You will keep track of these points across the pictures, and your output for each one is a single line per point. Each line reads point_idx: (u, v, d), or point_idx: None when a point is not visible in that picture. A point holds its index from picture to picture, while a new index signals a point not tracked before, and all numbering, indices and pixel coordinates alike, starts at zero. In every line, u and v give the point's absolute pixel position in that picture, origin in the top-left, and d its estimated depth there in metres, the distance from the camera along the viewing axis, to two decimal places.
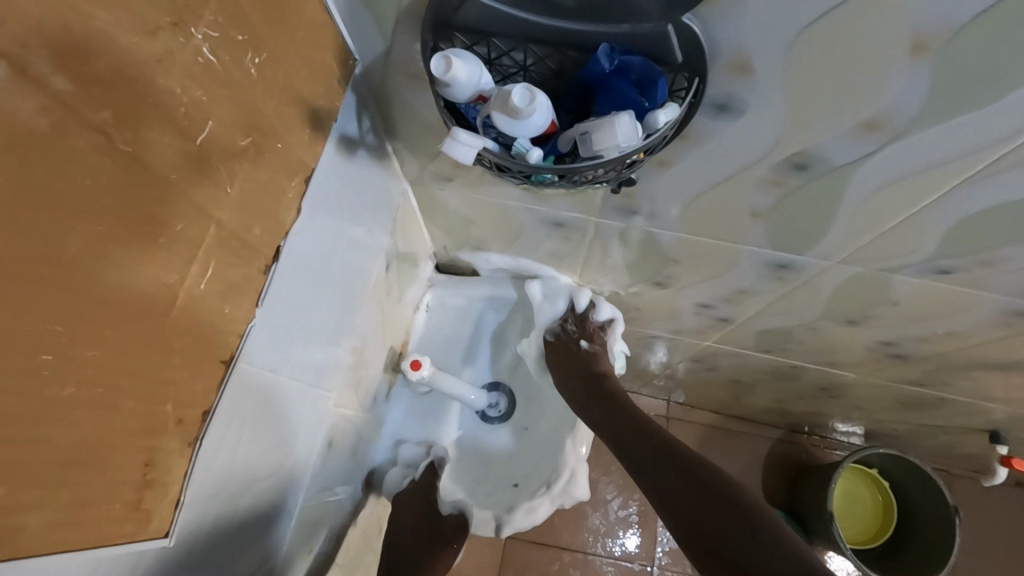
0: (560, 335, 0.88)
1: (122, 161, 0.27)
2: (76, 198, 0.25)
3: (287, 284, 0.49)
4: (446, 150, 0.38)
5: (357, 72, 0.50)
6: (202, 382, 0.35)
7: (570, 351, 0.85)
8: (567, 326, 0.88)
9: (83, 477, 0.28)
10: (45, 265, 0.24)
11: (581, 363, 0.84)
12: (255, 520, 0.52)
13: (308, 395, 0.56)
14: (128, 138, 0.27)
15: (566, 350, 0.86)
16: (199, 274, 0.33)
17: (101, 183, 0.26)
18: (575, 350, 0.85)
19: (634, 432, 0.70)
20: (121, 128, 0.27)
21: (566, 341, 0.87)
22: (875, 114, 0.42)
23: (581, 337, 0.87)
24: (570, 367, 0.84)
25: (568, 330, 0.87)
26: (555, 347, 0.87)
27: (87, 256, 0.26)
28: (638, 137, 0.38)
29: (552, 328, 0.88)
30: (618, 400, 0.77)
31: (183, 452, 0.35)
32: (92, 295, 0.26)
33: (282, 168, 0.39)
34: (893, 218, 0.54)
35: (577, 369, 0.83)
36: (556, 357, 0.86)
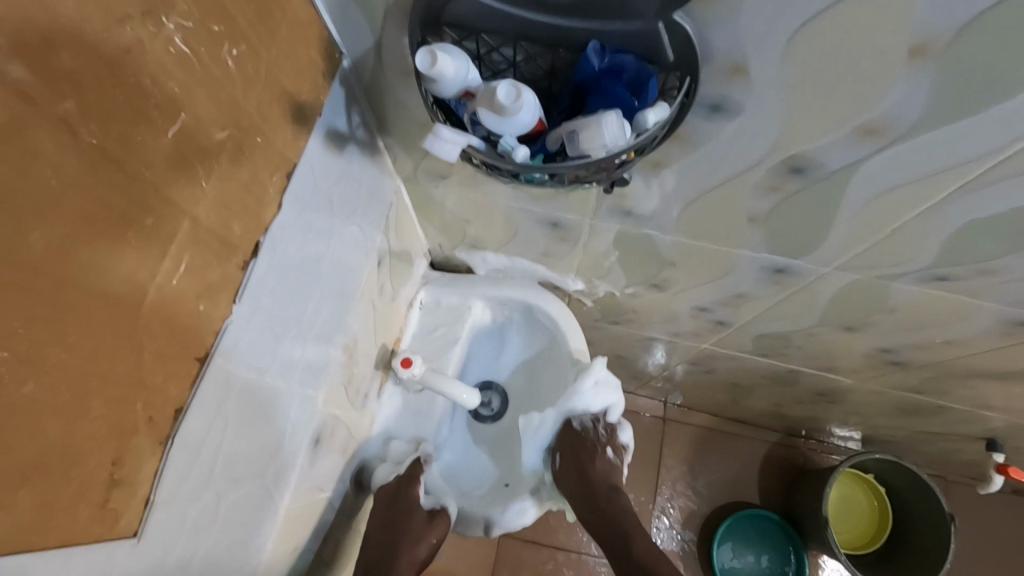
0: (588, 428, 0.88)
1: (88, 157, 0.26)
2: (38, 194, 0.24)
3: (276, 282, 0.48)
4: (430, 146, 0.37)
5: (345, 65, 0.50)
6: (175, 381, 0.34)
7: (597, 454, 0.87)
8: (596, 429, 0.89)
9: (46, 479, 0.27)
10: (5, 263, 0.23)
11: (601, 474, 0.86)
12: (248, 521, 0.51)
13: (296, 393, 0.55)
14: (94, 131, 0.26)
15: (592, 450, 0.87)
16: (172, 271, 0.32)
17: (65, 177, 0.25)
18: (602, 456, 0.87)
19: (638, 549, 0.83)
20: (86, 121, 0.26)
21: (594, 440, 0.88)
22: (874, 120, 0.41)
23: (608, 443, 0.89)
24: (589, 472, 0.85)
25: (597, 434, 0.88)
26: (581, 436, 0.87)
27: (49, 252, 0.25)
28: (626, 137, 0.37)
29: (581, 417, 0.88)
30: (619, 516, 0.86)
31: (154, 451, 0.34)
32: (56, 292, 0.25)
33: (264, 163, 0.38)
34: (891, 224, 0.53)
35: (596, 472, 0.86)
36: (579, 446, 0.86)
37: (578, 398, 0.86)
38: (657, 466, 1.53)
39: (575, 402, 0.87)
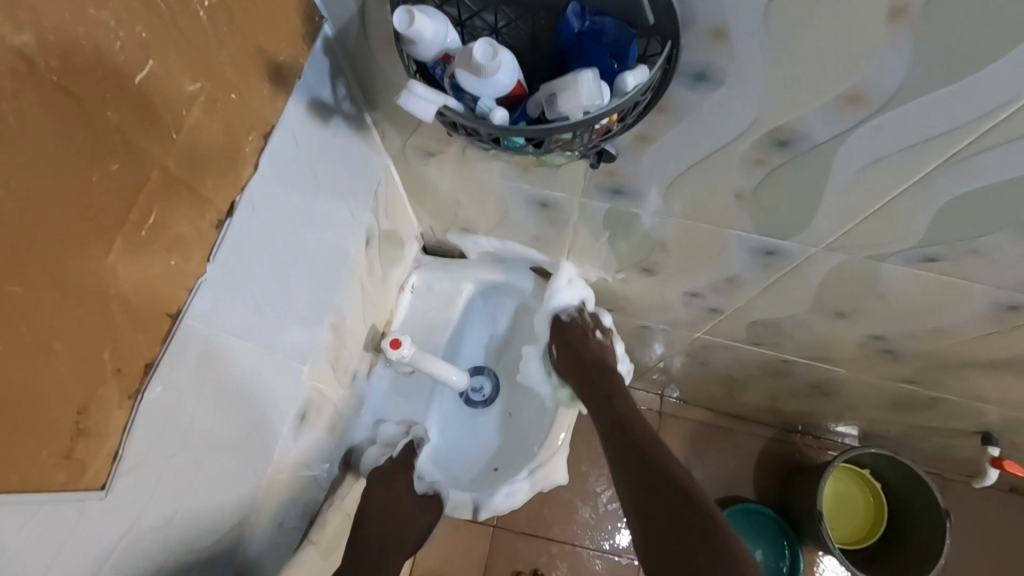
0: (575, 320, 0.89)
1: (47, 92, 0.26)
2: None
3: (256, 250, 0.48)
4: (406, 106, 0.37)
5: (328, 33, 0.49)
6: (145, 335, 0.34)
7: (586, 335, 0.87)
8: (581, 318, 0.89)
9: (6, 418, 0.27)
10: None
11: (592, 352, 0.86)
12: (231, 482, 0.52)
13: (278, 364, 0.55)
14: (53, 67, 0.26)
15: (579, 331, 0.87)
16: (140, 220, 0.32)
17: (23, 109, 0.25)
18: (592, 338, 0.87)
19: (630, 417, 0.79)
20: (45, 56, 0.26)
21: (582, 325, 0.88)
22: (855, 86, 0.41)
23: (596, 327, 0.89)
24: (579, 351, 0.86)
25: (583, 320, 0.89)
26: (569, 328, 0.88)
27: (8, 187, 0.25)
28: (604, 98, 0.37)
29: (564, 309, 0.90)
30: (613, 392, 0.82)
31: (122, 404, 0.34)
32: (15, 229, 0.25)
33: (238, 122, 0.38)
34: (877, 200, 0.52)
35: (591, 354, 0.85)
36: (569, 336, 0.87)
37: (553, 294, 0.89)
38: None
39: (553, 301, 0.89)
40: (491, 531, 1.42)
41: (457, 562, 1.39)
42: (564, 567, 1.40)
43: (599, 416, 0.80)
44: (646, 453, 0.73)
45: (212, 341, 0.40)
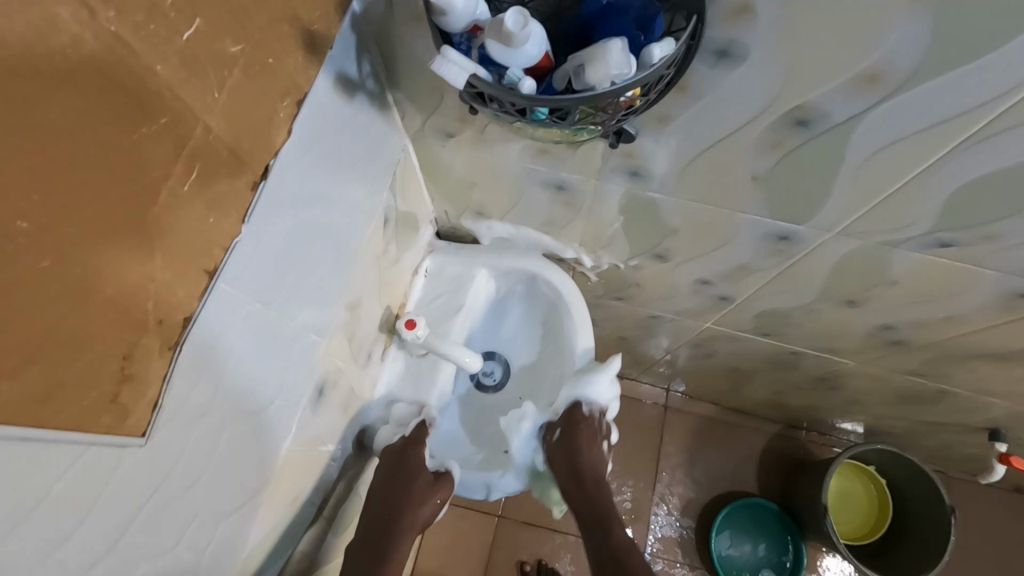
0: (589, 420, 0.86)
1: (104, 41, 0.26)
2: (56, 69, 0.24)
3: (277, 223, 0.49)
4: (438, 70, 0.37)
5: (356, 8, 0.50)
6: (185, 288, 0.33)
7: (591, 428, 0.86)
8: (595, 420, 0.87)
9: (56, 357, 0.26)
10: (13, 129, 0.23)
11: (591, 464, 0.85)
12: (250, 452, 0.52)
13: (298, 337, 0.57)
14: (113, 18, 0.26)
15: (585, 429, 0.85)
16: (184, 174, 0.31)
17: (84, 56, 0.25)
18: (593, 430, 0.86)
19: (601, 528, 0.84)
20: (105, 6, 0.25)
21: (594, 426, 0.86)
22: (876, 65, 0.42)
23: (603, 435, 0.87)
24: (580, 455, 0.84)
25: (596, 416, 0.87)
26: (576, 424, 0.85)
27: (63, 132, 0.25)
28: (630, 68, 0.37)
29: (591, 404, 0.87)
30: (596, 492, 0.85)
31: (163, 355, 0.33)
32: (71, 172, 0.25)
33: (273, 89, 0.36)
34: (893, 183, 0.53)
35: (587, 453, 0.84)
36: (577, 428, 0.85)
37: (585, 385, 0.86)
38: (656, 453, 1.53)
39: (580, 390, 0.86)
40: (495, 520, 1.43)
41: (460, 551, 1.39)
42: (567, 559, 1.40)
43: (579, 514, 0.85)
44: None
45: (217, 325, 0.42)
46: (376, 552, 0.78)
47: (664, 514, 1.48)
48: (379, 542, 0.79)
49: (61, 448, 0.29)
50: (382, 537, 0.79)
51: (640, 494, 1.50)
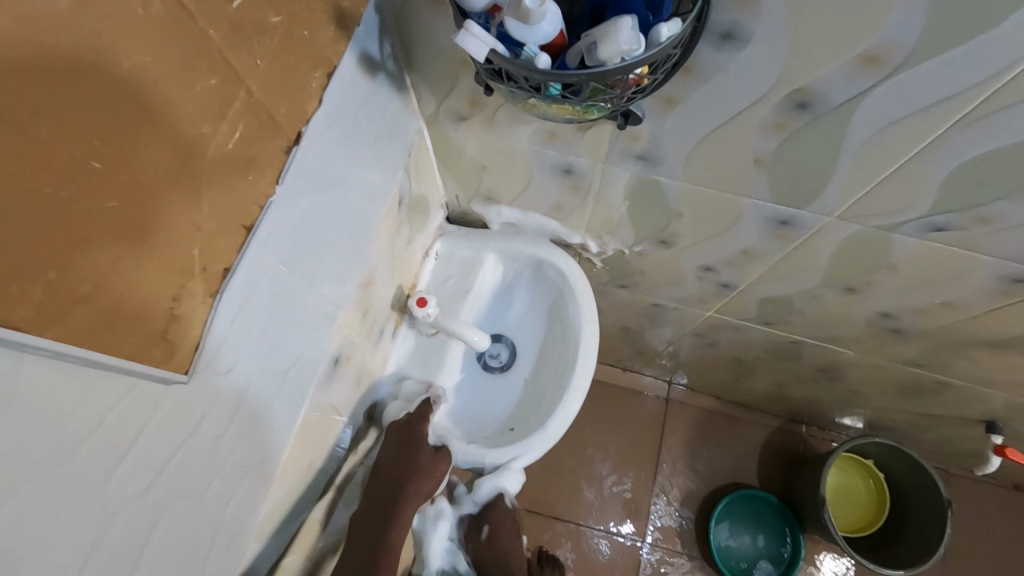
0: (501, 529, 0.98)
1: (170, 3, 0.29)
2: (60, 68, 0.24)
3: (299, 198, 0.52)
4: (461, 44, 0.40)
5: None
6: (226, 240, 0.35)
7: (505, 525, 0.98)
8: (508, 521, 0.98)
9: (117, 287, 0.29)
10: (84, 78, 0.25)
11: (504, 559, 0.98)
12: (271, 416, 0.55)
13: (317, 305, 0.60)
14: None
15: (501, 530, 0.98)
16: (228, 134, 0.34)
17: (153, 16, 0.28)
18: (509, 523, 0.98)
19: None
20: None
21: (507, 522, 0.98)
22: (872, 48, 0.45)
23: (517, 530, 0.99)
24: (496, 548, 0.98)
25: (505, 512, 0.97)
26: (493, 532, 0.97)
27: (79, 108, 0.25)
28: (639, 45, 0.40)
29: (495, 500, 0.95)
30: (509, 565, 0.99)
31: (205, 301, 0.35)
32: (131, 123, 0.28)
33: (306, 59, 0.39)
34: (890, 164, 0.56)
35: (502, 546, 0.98)
36: (495, 521, 0.97)
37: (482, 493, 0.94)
38: (657, 445, 1.56)
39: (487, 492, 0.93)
40: None
41: None
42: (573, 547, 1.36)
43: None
44: None
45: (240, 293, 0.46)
46: (383, 527, 0.81)
47: (664, 506, 1.51)
48: (384, 508, 0.82)
49: (85, 376, 0.32)
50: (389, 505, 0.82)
51: (641, 485, 1.52)
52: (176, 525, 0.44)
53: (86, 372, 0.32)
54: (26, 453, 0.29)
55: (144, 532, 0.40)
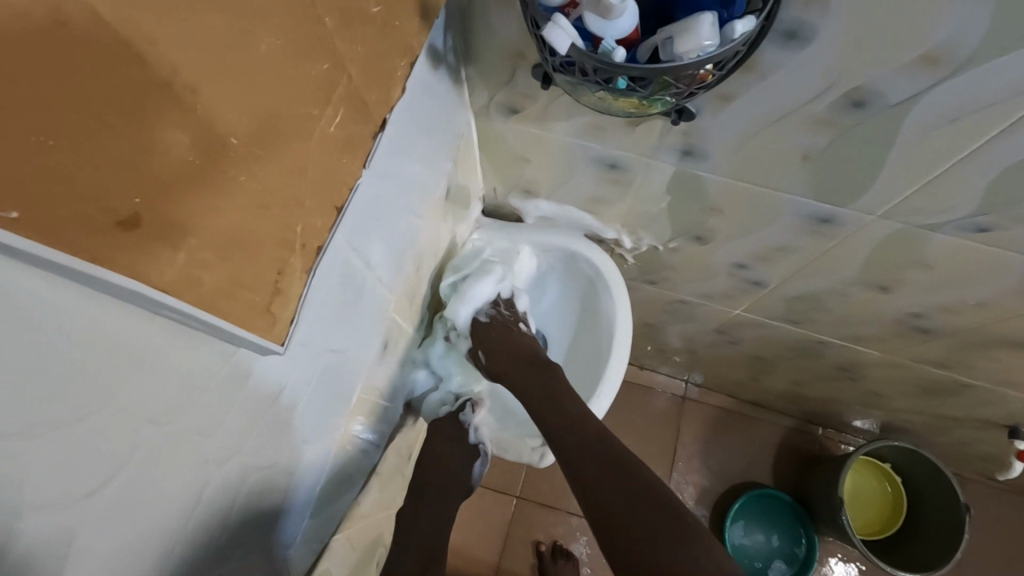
0: (495, 316, 0.90)
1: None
2: (84, 59, 0.20)
3: (365, 200, 0.55)
4: (547, 37, 0.42)
5: None
6: (323, 218, 0.37)
7: (504, 328, 0.88)
8: (501, 309, 0.91)
9: (238, 259, 0.30)
10: (201, 51, 0.25)
11: (523, 339, 0.87)
12: (328, 394, 0.57)
13: (373, 292, 0.62)
14: None
15: (499, 326, 0.88)
16: (331, 118, 0.35)
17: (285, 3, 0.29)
18: (515, 332, 0.88)
19: (585, 454, 0.69)
20: None
21: (504, 322, 0.89)
22: (933, 48, 0.46)
23: (517, 321, 0.90)
24: (495, 341, 0.86)
25: (503, 311, 0.91)
26: (488, 327, 0.88)
27: (117, 101, 0.22)
28: (716, 42, 0.41)
29: (479, 311, 0.89)
30: (578, 408, 0.76)
31: (302, 276, 0.36)
32: (258, 100, 0.29)
33: (395, 48, 0.40)
34: (940, 164, 0.57)
35: (514, 354, 0.85)
36: (490, 335, 0.87)
37: (471, 293, 0.88)
38: (673, 442, 1.57)
39: (472, 286, 0.88)
40: (512, 502, 1.33)
41: (473, 535, 1.30)
42: (583, 541, 1.30)
43: (548, 435, 0.75)
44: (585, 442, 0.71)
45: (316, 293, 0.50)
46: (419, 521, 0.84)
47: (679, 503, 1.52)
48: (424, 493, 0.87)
49: (198, 344, 0.34)
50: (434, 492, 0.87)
51: None
52: (247, 491, 0.47)
53: (199, 341, 0.34)
54: (146, 413, 0.31)
55: (224, 495, 0.43)
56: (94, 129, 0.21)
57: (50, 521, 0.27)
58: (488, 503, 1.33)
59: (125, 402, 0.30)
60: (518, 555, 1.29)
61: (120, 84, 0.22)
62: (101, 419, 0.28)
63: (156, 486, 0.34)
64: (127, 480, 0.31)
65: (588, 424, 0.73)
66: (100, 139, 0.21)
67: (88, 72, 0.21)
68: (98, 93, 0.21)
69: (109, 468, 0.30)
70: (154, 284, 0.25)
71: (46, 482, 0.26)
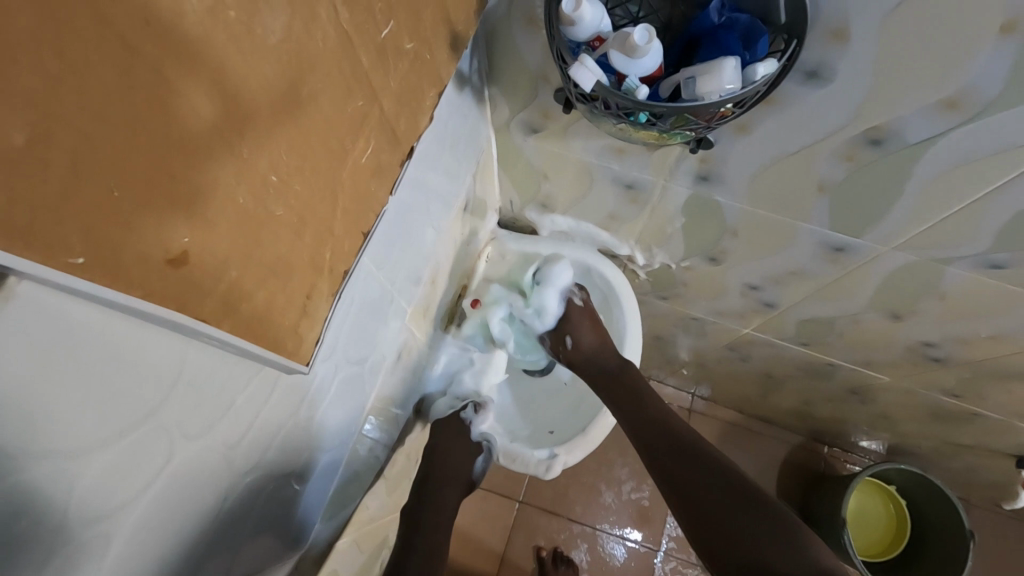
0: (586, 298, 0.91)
1: (342, 38, 0.32)
2: (115, 100, 0.20)
3: (393, 215, 0.58)
4: (573, 74, 0.44)
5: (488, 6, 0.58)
6: (350, 243, 0.38)
7: (588, 322, 0.88)
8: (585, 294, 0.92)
9: (274, 286, 0.32)
10: (234, 90, 0.26)
11: (608, 334, 0.88)
12: (349, 400, 0.59)
13: (393, 303, 0.64)
14: (345, 17, 0.31)
15: (582, 318, 0.88)
16: (363, 149, 0.37)
17: (328, 46, 0.31)
18: (597, 322, 0.88)
19: (671, 450, 0.70)
20: (343, 9, 0.31)
21: (590, 307, 0.89)
22: (955, 92, 0.47)
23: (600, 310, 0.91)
24: (585, 327, 0.88)
25: (589, 296, 0.91)
26: (582, 310, 0.89)
27: (151, 139, 0.22)
28: (738, 83, 0.43)
29: (570, 292, 0.90)
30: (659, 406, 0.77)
31: (328, 298, 0.38)
32: (295, 137, 0.30)
33: (426, 80, 0.42)
34: (955, 203, 0.57)
35: (597, 349, 0.86)
36: (580, 323, 0.88)
37: (552, 279, 0.90)
38: None
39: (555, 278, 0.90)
40: (516, 507, 1.34)
41: (476, 538, 1.31)
42: (584, 548, 1.32)
43: (630, 430, 0.76)
44: (666, 424, 0.73)
45: (346, 307, 0.53)
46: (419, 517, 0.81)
47: None
48: (424, 486, 0.84)
49: (227, 358, 0.35)
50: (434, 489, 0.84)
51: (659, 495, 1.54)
52: (266, 496, 0.49)
53: (229, 355, 0.35)
54: (180, 428, 0.33)
55: (246, 501, 0.45)
56: (150, 174, 0.22)
57: (90, 531, 0.29)
58: (492, 507, 1.34)
59: (162, 418, 0.31)
60: (519, 559, 1.30)
61: (164, 124, 0.22)
62: (140, 436, 0.30)
63: (186, 496, 0.36)
64: (160, 491, 0.33)
65: (674, 423, 0.73)
66: (132, 177, 0.22)
67: (135, 118, 0.21)
68: (144, 138, 0.22)
69: (145, 481, 0.31)
70: (195, 314, 0.27)
71: (88, 494, 0.28)
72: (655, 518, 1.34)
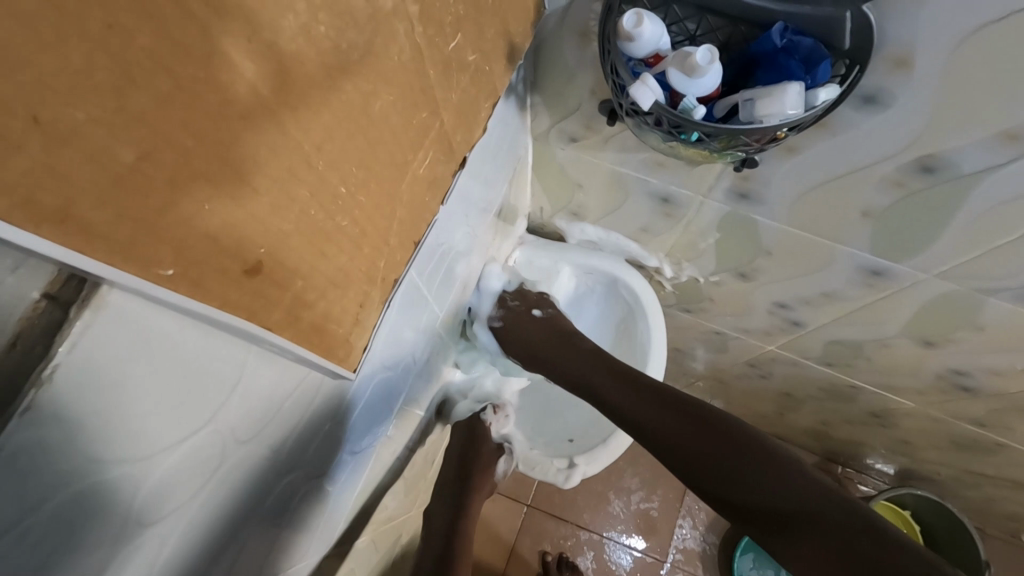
0: (507, 315, 0.83)
1: (415, 51, 0.32)
2: (212, 116, 0.21)
3: (443, 218, 0.60)
4: (632, 93, 0.44)
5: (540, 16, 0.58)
6: (403, 253, 0.38)
7: (526, 318, 0.82)
8: (509, 304, 0.84)
9: (332, 297, 0.32)
10: (315, 103, 0.26)
11: (548, 325, 0.81)
12: (382, 399, 0.61)
13: (428, 305, 0.66)
14: (420, 32, 0.32)
15: (519, 321, 0.82)
16: (423, 159, 0.36)
17: (402, 59, 0.31)
18: (534, 320, 0.82)
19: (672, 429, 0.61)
20: (418, 24, 0.31)
21: (520, 312, 0.83)
22: (1018, 125, 0.46)
23: (531, 304, 0.84)
24: (524, 332, 0.81)
25: (515, 308, 0.83)
26: (508, 330, 0.82)
27: (234, 151, 0.23)
28: (800, 108, 0.42)
29: (490, 318, 0.83)
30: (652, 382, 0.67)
31: (379, 306, 0.37)
32: (364, 149, 0.30)
33: (484, 92, 0.42)
34: (1006, 235, 0.56)
35: (541, 341, 0.80)
36: (512, 335, 0.81)
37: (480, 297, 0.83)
38: None
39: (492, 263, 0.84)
40: (524, 511, 1.33)
41: (483, 540, 1.31)
42: (590, 555, 1.31)
43: (621, 419, 0.67)
44: (648, 393, 0.66)
45: (394, 306, 0.56)
46: (453, 515, 0.85)
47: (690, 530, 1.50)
48: (450, 489, 0.86)
49: (283, 366, 0.35)
50: (459, 487, 0.86)
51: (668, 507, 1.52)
52: (297, 499, 0.49)
53: (281, 360, 0.35)
54: (232, 432, 0.33)
55: (277, 506, 0.46)
56: (223, 184, 0.22)
57: (144, 533, 0.29)
58: (499, 510, 1.33)
59: (218, 423, 0.31)
60: (525, 562, 1.30)
61: (251, 138, 0.23)
62: (198, 440, 0.30)
63: (230, 499, 0.36)
64: (207, 496, 0.33)
65: (675, 396, 0.64)
66: (215, 189, 0.22)
67: (227, 131, 0.22)
68: (231, 150, 0.22)
69: (194, 487, 0.31)
70: (265, 325, 0.27)
71: (142, 501, 0.28)
72: (661, 529, 1.33)
